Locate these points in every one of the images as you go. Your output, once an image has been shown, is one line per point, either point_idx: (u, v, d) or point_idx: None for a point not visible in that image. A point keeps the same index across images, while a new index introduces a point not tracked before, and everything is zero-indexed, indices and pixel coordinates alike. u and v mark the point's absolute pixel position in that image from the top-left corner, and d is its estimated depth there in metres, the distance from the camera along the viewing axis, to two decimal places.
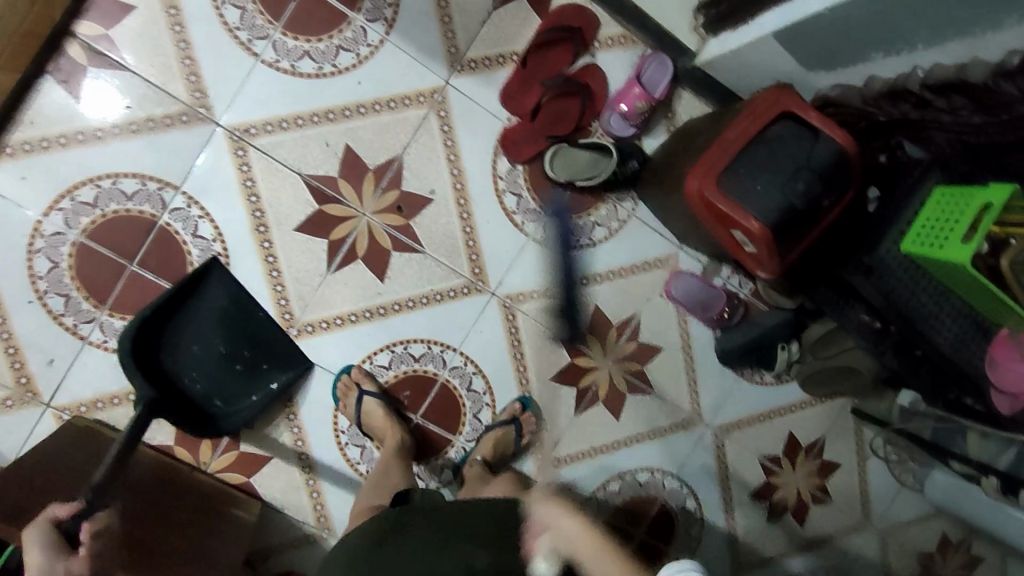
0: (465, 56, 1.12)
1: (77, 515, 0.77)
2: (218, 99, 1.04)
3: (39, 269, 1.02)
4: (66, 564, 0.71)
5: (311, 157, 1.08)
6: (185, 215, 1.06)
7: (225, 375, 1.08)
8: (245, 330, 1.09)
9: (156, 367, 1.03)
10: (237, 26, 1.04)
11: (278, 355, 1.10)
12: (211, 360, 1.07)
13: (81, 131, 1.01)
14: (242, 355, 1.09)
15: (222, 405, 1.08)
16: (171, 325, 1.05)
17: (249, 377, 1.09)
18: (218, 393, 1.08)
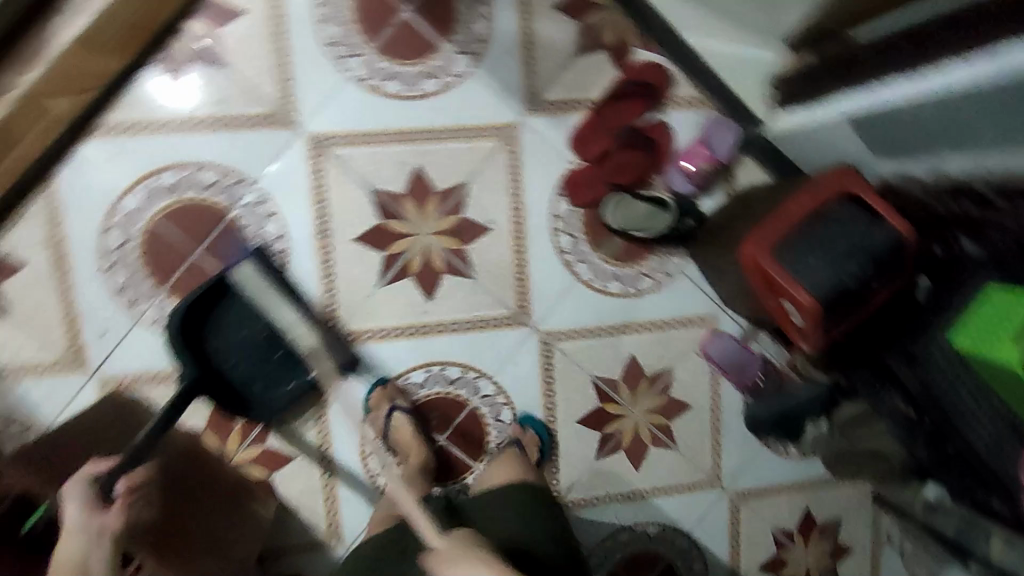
0: (542, 98, 1.16)
1: (114, 473, 0.85)
2: (305, 107, 1.09)
3: (110, 244, 1.06)
4: (100, 521, 0.82)
5: (381, 172, 1.13)
6: (255, 212, 1.10)
7: (266, 360, 1.04)
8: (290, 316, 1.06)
9: (200, 346, 1.00)
10: (335, 42, 1.09)
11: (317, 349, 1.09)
12: (255, 344, 1.03)
13: (172, 120, 1.06)
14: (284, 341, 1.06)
15: (261, 391, 1.05)
16: (217, 306, 1.01)
17: (288, 363, 1.07)
18: (256, 379, 1.05)
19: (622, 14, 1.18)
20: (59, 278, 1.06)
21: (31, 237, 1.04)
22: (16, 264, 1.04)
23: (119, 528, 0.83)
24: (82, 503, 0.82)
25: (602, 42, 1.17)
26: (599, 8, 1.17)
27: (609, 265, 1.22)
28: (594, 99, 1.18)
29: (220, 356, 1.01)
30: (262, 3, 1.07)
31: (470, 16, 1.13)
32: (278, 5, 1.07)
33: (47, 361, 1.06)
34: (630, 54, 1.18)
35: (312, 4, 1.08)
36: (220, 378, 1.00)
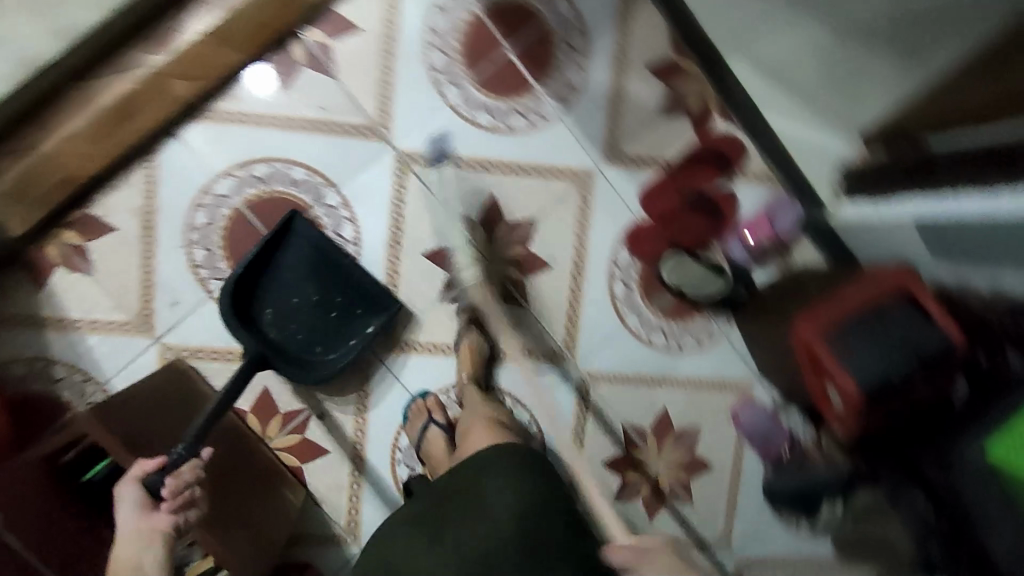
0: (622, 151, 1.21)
1: (161, 471, 0.87)
2: (399, 124, 1.15)
3: (196, 221, 1.12)
4: (150, 525, 0.85)
5: (459, 195, 1.18)
6: (335, 214, 1.15)
7: (320, 320, 1.11)
8: (336, 276, 1.11)
9: (259, 320, 1.08)
10: (437, 68, 1.15)
11: (371, 298, 1.12)
12: (307, 307, 1.10)
13: (275, 116, 1.12)
14: (335, 300, 1.12)
15: (322, 352, 1.11)
16: (263, 278, 1.09)
17: (344, 323, 1.12)
18: (318, 341, 1.11)
19: (710, 84, 1.23)
20: (144, 246, 1.11)
21: (126, 203, 1.11)
22: (108, 225, 1.10)
23: (170, 530, 0.85)
24: (134, 507, 0.85)
25: (686, 107, 1.23)
26: (689, 75, 1.23)
27: (657, 318, 1.26)
28: (670, 159, 1.23)
29: (273, 322, 1.08)
30: (378, 23, 1.13)
31: (568, 64, 1.19)
32: (393, 27, 1.14)
33: (118, 322, 1.11)
34: (711, 123, 1.23)
35: (424, 31, 1.14)
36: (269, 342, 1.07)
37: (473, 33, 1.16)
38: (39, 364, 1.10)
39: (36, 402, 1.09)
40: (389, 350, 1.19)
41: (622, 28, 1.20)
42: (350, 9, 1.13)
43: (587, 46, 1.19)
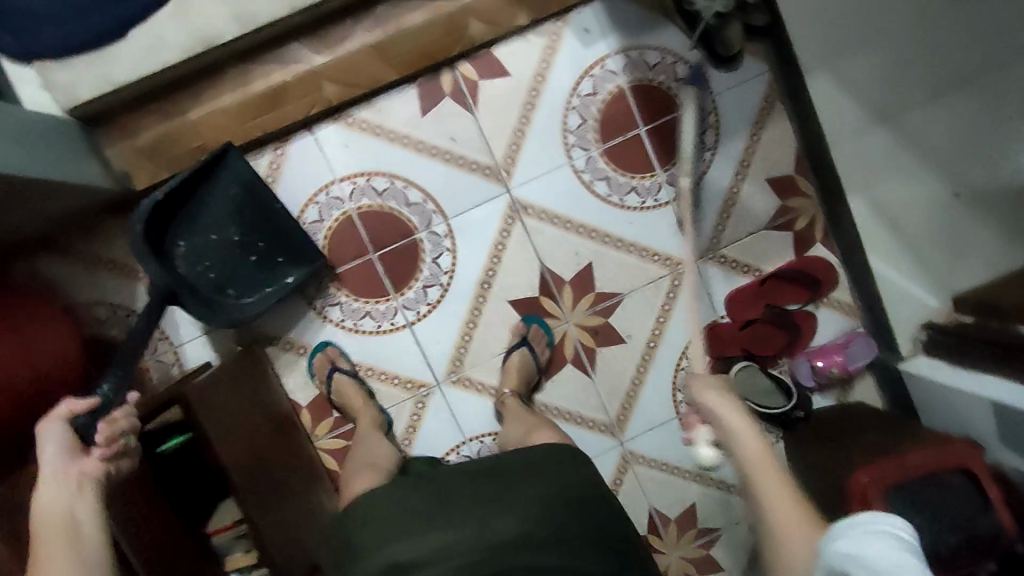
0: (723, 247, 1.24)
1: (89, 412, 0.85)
2: (520, 172, 1.18)
3: (307, 217, 1.15)
4: (78, 467, 0.78)
5: (559, 254, 1.20)
6: (437, 241, 1.18)
7: (236, 262, 1.09)
8: (261, 221, 1.09)
9: (172, 252, 1.06)
10: (571, 130, 1.18)
11: (293, 250, 1.11)
12: (226, 248, 1.09)
13: (408, 136, 1.15)
14: (256, 246, 1.10)
15: (234, 295, 1.09)
16: (182, 212, 1.06)
17: (262, 268, 1.11)
18: (231, 283, 1.10)
19: (822, 211, 1.25)
20: None
21: None
22: None
23: (97, 475, 0.78)
24: (60, 445, 0.79)
25: (793, 225, 1.25)
26: (804, 196, 1.25)
27: None
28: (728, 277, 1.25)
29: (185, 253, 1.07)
30: (528, 73, 1.16)
31: (693, 156, 1.21)
32: (541, 80, 1.16)
33: None
34: (811, 245, 1.26)
35: (568, 91, 1.17)
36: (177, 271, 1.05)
37: (614, 104, 1.18)
38: (125, 311, 1.12)
39: (107, 348, 1.11)
40: (448, 382, 1.20)
41: (753, 136, 1.22)
42: (505, 54, 1.15)
43: (716, 144, 1.22)
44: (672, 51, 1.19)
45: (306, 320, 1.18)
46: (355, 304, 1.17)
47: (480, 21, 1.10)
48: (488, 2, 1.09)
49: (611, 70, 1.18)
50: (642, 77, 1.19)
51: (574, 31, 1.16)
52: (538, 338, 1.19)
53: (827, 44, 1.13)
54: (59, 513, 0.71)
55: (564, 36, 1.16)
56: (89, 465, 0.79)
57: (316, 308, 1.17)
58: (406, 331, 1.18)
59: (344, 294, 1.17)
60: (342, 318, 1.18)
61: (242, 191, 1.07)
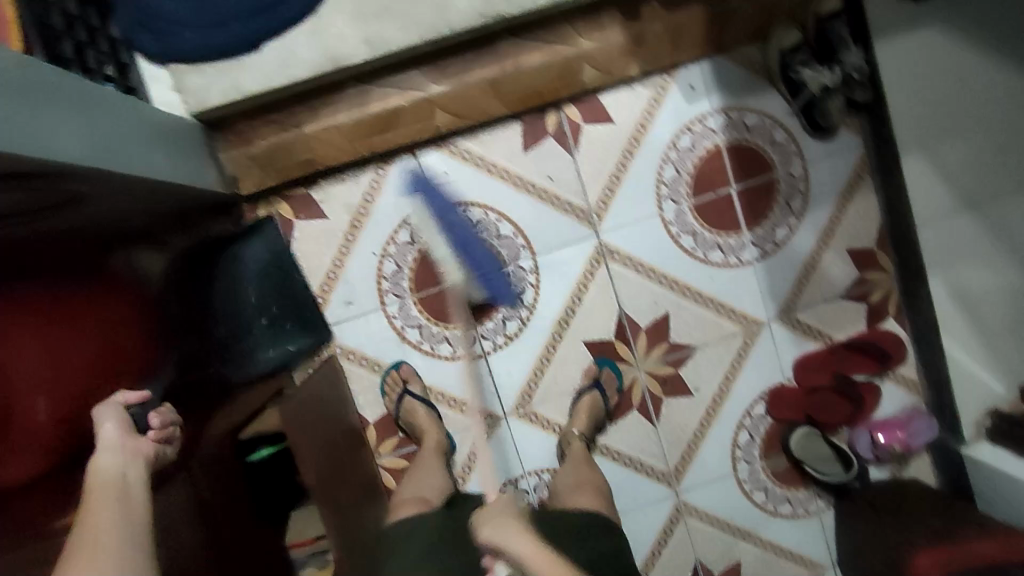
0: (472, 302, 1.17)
1: (142, 405, 0.82)
2: (611, 218, 1.20)
3: (400, 238, 1.17)
4: (134, 444, 0.75)
5: (638, 301, 1.22)
6: (522, 276, 1.19)
7: (251, 320, 1.09)
8: (282, 286, 1.14)
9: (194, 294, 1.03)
10: (665, 182, 1.20)
11: (303, 320, 1.15)
12: (246, 305, 1.10)
13: (507, 170, 1.17)
14: (270, 309, 1.12)
15: (245, 348, 1.07)
16: (203, 269, 1.06)
17: (272, 331, 1.11)
18: (240, 338, 1.07)
19: (898, 287, 1.26)
20: (345, 242, 1.16)
21: (344, 198, 1.15)
22: (322, 212, 1.16)
23: (151, 456, 0.77)
24: (118, 426, 0.76)
25: (867, 297, 1.26)
26: (882, 270, 1.26)
27: (766, 477, 1.27)
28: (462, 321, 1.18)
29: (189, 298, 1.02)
30: (631, 122, 1.18)
31: (779, 220, 1.23)
32: (642, 131, 1.19)
33: None
34: (884, 319, 1.26)
35: (667, 144, 1.20)
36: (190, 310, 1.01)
37: (709, 162, 1.21)
38: None
39: None
40: (515, 415, 1.21)
41: (840, 207, 1.24)
42: (611, 100, 1.18)
43: (803, 210, 1.23)
44: (772, 116, 1.21)
45: (384, 339, 1.18)
46: (434, 328, 1.19)
47: (593, 68, 1.13)
48: (604, 51, 1.12)
49: (711, 128, 1.20)
50: (739, 138, 1.21)
51: (680, 86, 1.19)
52: (608, 381, 1.20)
53: (925, 127, 1.17)
54: (111, 478, 0.71)
55: (669, 90, 1.18)
56: (144, 445, 0.77)
57: (395, 327, 1.18)
58: (481, 360, 1.20)
59: (425, 317, 1.18)
60: (420, 341, 1.19)
61: (270, 257, 1.14)
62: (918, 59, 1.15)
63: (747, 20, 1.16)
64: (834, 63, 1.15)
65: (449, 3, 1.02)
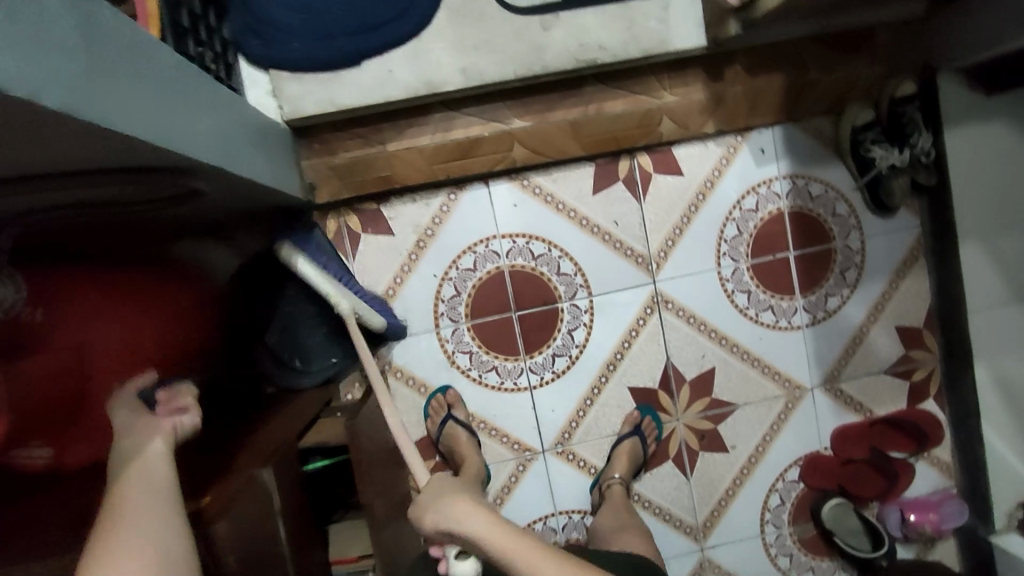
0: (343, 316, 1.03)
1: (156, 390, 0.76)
2: (669, 268, 1.22)
3: (462, 263, 1.18)
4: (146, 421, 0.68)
5: (686, 352, 1.23)
6: (577, 314, 1.20)
7: (309, 332, 1.07)
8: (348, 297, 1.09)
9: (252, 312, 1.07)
10: (726, 240, 1.22)
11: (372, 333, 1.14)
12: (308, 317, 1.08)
13: (576, 210, 1.19)
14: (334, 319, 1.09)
15: (301, 364, 1.06)
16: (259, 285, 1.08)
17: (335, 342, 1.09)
18: (297, 354, 1.06)
19: (942, 369, 1.27)
20: (407, 260, 1.17)
21: (413, 217, 1.16)
22: (389, 228, 1.16)
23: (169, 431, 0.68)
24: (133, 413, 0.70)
25: (911, 375, 1.27)
26: (927, 350, 1.27)
27: (792, 542, 1.27)
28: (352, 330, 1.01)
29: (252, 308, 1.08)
30: (700, 178, 1.21)
31: (833, 290, 1.25)
32: (710, 187, 1.21)
33: None
34: (924, 399, 1.28)
35: (732, 204, 1.22)
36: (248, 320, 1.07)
37: (771, 225, 1.23)
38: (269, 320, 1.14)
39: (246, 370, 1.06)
40: (552, 452, 1.21)
41: (893, 284, 1.26)
42: (683, 154, 1.20)
43: (857, 283, 1.25)
44: (836, 189, 1.24)
45: (433, 360, 1.19)
46: (484, 355, 1.19)
47: (671, 120, 1.16)
48: (684, 106, 1.15)
49: (776, 192, 1.22)
50: (803, 206, 1.23)
51: (750, 148, 1.21)
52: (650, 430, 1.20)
53: (983, 218, 1.20)
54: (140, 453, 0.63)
55: (741, 151, 1.21)
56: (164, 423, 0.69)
57: (446, 350, 1.19)
58: (526, 393, 1.20)
59: (476, 344, 1.19)
60: (468, 367, 1.19)
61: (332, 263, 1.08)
62: (982, 152, 1.19)
63: (823, 94, 1.19)
64: (905, 146, 1.18)
65: (546, 43, 1.05)
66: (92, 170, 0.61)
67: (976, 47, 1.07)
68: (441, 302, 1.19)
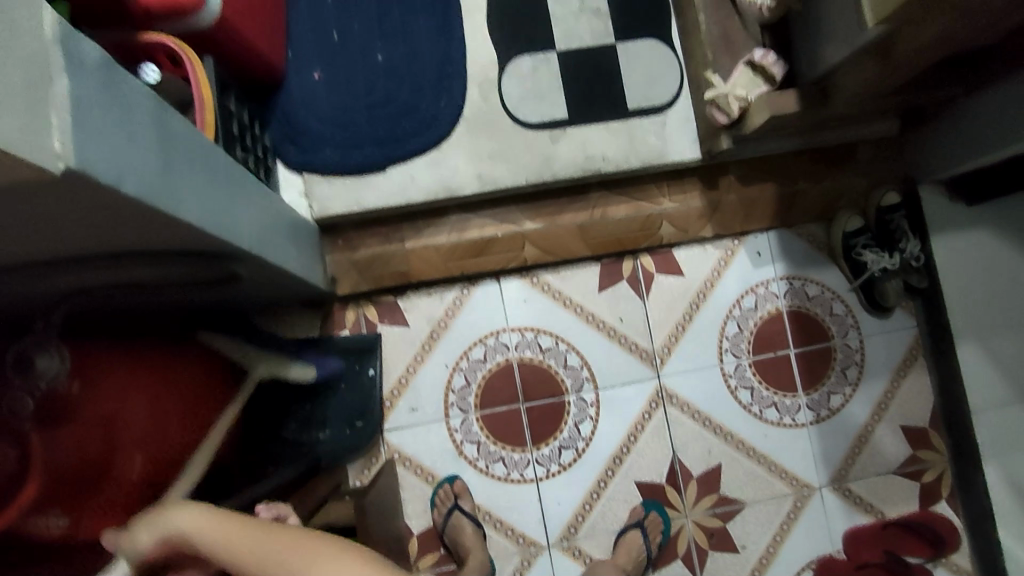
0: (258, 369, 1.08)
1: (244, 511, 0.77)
2: (674, 364, 1.26)
3: (472, 354, 1.23)
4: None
5: (692, 449, 1.25)
6: (583, 406, 1.24)
7: (317, 403, 1.17)
8: (346, 378, 1.19)
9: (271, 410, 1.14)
10: (728, 337, 1.27)
11: (369, 413, 1.19)
12: (315, 395, 1.17)
13: (583, 306, 1.25)
14: (338, 390, 1.18)
15: (322, 436, 1.15)
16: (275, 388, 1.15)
17: (340, 411, 1.18)
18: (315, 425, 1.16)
19: (952, 470, 1.27)
20: (421, 350, 1.23)
21: (428, 310, 1.23)
22: (404, 320, 1.23)
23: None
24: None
25: (921, 476, 1.26)
26: (935, 451, 1.27)
27: None
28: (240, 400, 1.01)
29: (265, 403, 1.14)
30: (701, 277, 1.27)
31: (835, 388, 1.27)
32: (710, 287, 1.27)
33: None
34: (937, 501, 1.26)
35: (732, 302, 1.27)
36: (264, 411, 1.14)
37: (771, 323, 1.28)
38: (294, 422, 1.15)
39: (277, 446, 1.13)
40: (559, 547, 1.20)
41: (895, 382, 1.28)
42: (684, 256, 1.27)
43: (859, 381, 1.28)
44: (832, 290, 1.29)
45: (441, 449, 1.21)
46: (491, 445, 1.21)
47: (671, 224, 1.25)
48: (682, 212, 1.24)
49: (774, 293, 1.28)
50: (800, 305, 1.28)
51: (748, 251, 1.27)
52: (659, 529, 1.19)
53: (981, 319, 1.23)
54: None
55: (740, 252, 1.27)
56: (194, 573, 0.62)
57: (455, 440, 1.21)
58: (532, 486, 1.21)
59: (484, 434, 1.22)
60: (476, 458, 1.21)
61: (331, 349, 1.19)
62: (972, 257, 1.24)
63: (813, 201, 1.27)
64: (895, 251, 1.23)
65: (555, 154, 1.16)
66: (136, 256, 0.70)
67: (948, 163, 1.17)
68: (452, 393, 1.23)
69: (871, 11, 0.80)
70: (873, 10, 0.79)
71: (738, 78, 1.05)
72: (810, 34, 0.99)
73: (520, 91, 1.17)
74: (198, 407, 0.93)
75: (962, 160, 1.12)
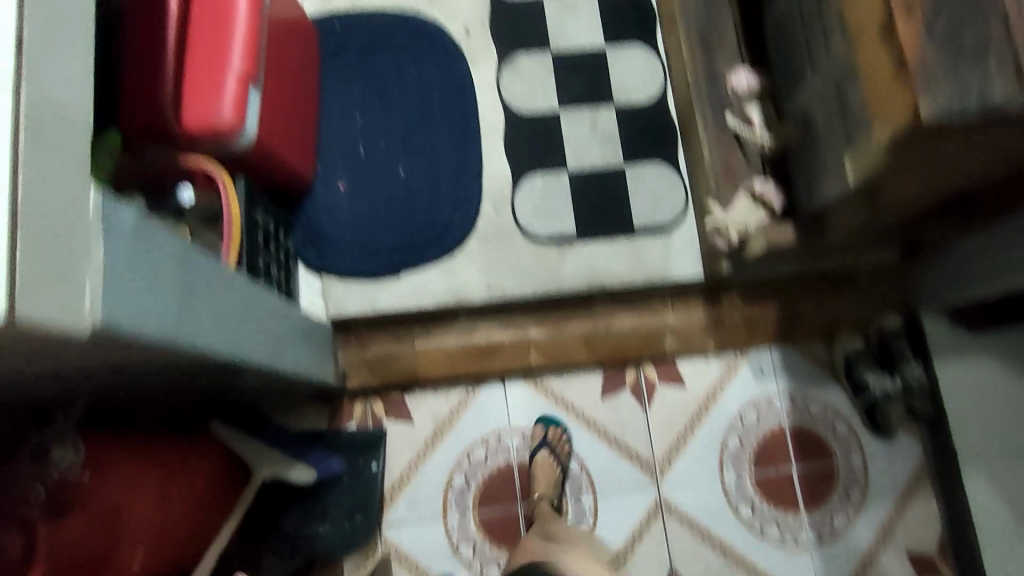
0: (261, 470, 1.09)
1: None
2: (674, 476, 1.26)
3: (474, 454, 1.25)
4: None
5: (691, 563, 1.23)
6: (580, 514, 1.24)
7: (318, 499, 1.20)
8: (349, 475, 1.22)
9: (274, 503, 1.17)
10: (729, 451, 1.27)
11: (368, 509, 1.20)
12: (318, 491, 1.20)
13: (585, 413, 1.27)
14: (341, 485, 1.21)
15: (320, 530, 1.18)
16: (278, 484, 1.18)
17: (340, 506, 1.20)
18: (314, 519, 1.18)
19: None
20: (423, 448, 1.25)
21: (432, 408, 1.26)
22: (409, 416, 1.26)
23: None
24: None
25: None
26: None
27: None
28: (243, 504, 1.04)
29: (269, 493, 1.17)
30: (703, 389, 1.28)
31: (837, 509, 1.26)
32: (712, 399, 1.28)
33: None
34: None
35: (734, 416, 1.28)
36: (266, 502, 1.17)
37: (772, 439, 1.28)
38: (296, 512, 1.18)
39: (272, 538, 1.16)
40: None
41: (900, 506, 1.26)
42: (687, 368, 1.29)
43: (863, 503, 1.26)
44: (835, 409, 1.29)
45: (438, 549, 1.22)
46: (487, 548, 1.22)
47: (673, 337, 1.28)
48: (685, 326, 1.28)
49: (776, 409, 1.29)
50: (802, 423, 1.29)
51: (750, 367, 1.29)
52: None
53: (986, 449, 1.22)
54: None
55: (741, 367, 1.29)
56: None
57: (451, 539, 1.22)
58: None
59: (481, 535, 1.22)
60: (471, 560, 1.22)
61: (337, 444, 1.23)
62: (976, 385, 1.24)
63: (816, 320, 1.30)
64: (896, 373, 1.23)
65: (562, 267, 1.22)
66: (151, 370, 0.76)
67: (944, 296, 1.19)
68: (451, 492, 1.24)
69: (854, 168, 0.85)
70: (855, 167, 0.84)
71: (738, 206, 1.09)
72: (806, 173, 1.04)
73: (531, 206, 1.24)
74: (202, 500, 0.97)
75: (958, 294, 1.15)
